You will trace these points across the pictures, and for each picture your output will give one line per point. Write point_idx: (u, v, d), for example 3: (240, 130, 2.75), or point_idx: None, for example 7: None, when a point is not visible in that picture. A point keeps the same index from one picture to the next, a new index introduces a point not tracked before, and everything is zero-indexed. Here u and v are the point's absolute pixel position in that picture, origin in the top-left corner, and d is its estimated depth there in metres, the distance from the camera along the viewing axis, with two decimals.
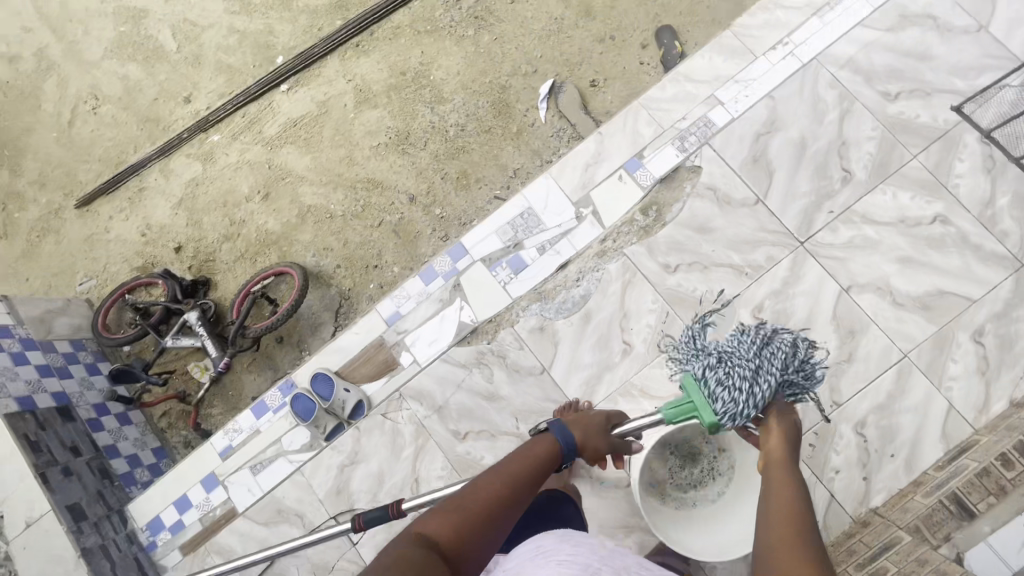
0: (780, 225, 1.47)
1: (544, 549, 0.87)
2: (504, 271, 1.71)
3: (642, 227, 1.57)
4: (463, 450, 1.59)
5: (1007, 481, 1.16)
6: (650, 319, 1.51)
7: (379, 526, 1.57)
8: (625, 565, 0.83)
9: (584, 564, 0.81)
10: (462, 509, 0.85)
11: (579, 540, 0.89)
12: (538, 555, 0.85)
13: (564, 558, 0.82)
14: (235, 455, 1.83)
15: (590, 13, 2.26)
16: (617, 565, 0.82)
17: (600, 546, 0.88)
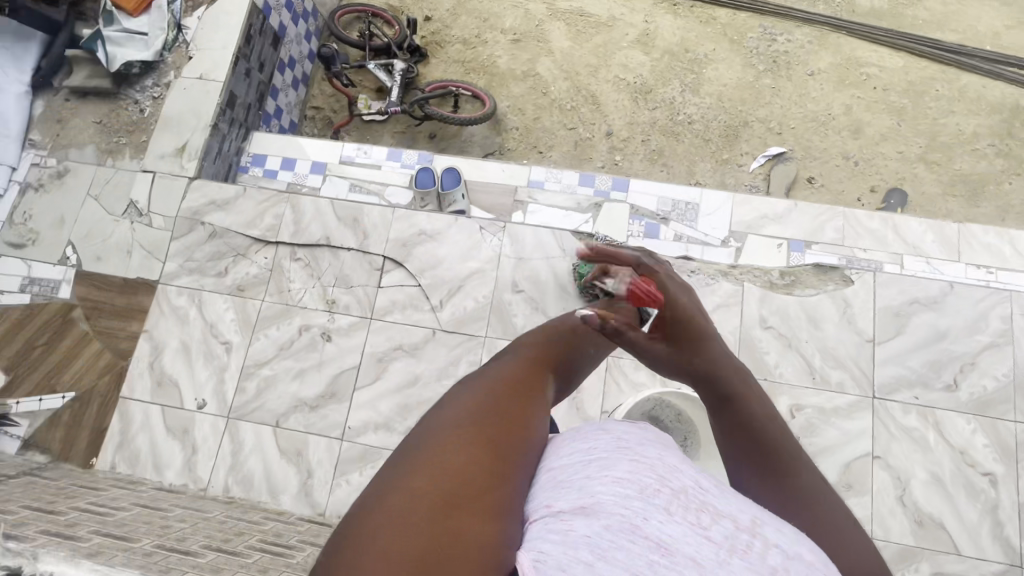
0: (871, 372, 1.55)
1: (586, 452, 0.66)
2: (637, 225, 1.90)
3: (773, 282, 1.66)
4: (507, 298, 1.67)
5: None
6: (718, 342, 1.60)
7: (404, 293, 1.72)
8: (685, 488, 0.59)
9: (636, 480, 0.59)
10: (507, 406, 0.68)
11: (626, 441, 0.66)
12: (579, 460, 0.64)
13: (611, 469, 0.61)
14: (349, 167, 2.05)
15: (856, 133, 2.36)
16: (675, 487, 0.58)
17: (658, 452, 0.64)
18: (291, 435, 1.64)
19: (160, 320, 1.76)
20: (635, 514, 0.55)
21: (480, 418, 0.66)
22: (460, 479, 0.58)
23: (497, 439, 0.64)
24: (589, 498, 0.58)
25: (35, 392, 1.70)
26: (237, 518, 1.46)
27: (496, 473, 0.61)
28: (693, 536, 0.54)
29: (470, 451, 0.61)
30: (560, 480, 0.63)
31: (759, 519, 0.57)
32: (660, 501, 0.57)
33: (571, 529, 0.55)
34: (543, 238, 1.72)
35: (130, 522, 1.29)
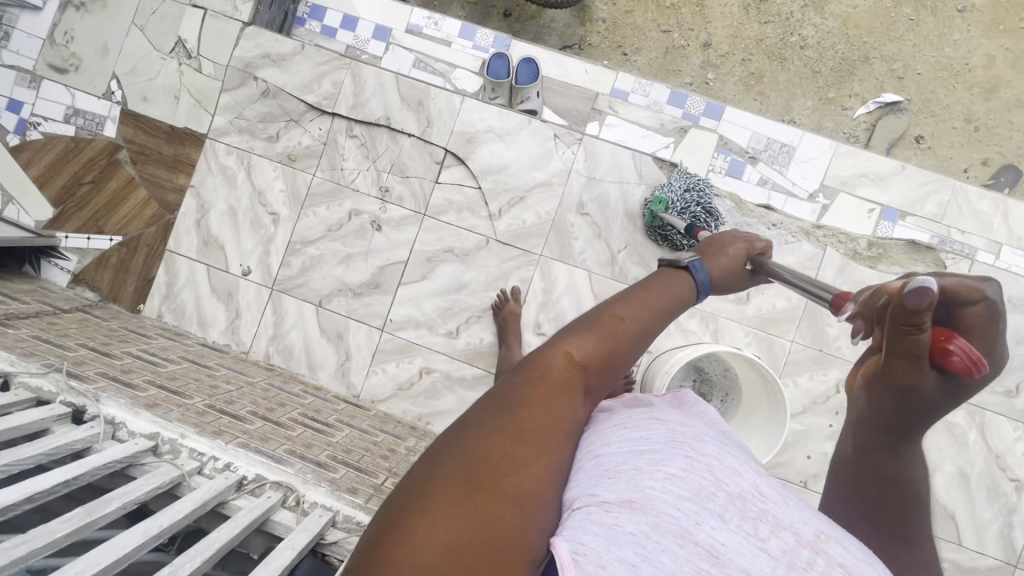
0: None
1: (633, 438, 0.57)
2: (722, 161, 1.73)
3: (858, 251, 1.53)
4: (570, 219, 1.57)
5: None
6: (782, 304, 1.52)
7: (462, 194, 1.62)
8: (743, 493, 0.52)
9: (690, 478, 0.52)
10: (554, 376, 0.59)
11: (681, 432, 0.57)
12: (624, 448, 0.56)
13: (661, 462, 0.53)
14: (416, 38, 1.82)
15: (989, 93, 2.05)
16: (732, 492, 0.52)
17: (715, 448, 0.55)
18: (333, 317, 1.65)
19: (208, 178, 1.70)
20: (688, 517, 0.49)
21: (525, 388, 0.58)
22: (491, 459, 0.52)
23: (540, 417, 0.56)
24: (636, 493, 0.50)
25: (85, 230, 1.71)
26: (278, 387, 1.52)
27: (534, 454, 0.53)
28: (749, 549, 0.48)
29: (505, 430, 0.54)
30: (600, 467, 0.55)
31: (821, 536, 0.52)
32: (716, 506, 0.50)
33: (615, 524, 0.48)
34: (620, 160, 1.57)
35: (181, 376, 1.34)
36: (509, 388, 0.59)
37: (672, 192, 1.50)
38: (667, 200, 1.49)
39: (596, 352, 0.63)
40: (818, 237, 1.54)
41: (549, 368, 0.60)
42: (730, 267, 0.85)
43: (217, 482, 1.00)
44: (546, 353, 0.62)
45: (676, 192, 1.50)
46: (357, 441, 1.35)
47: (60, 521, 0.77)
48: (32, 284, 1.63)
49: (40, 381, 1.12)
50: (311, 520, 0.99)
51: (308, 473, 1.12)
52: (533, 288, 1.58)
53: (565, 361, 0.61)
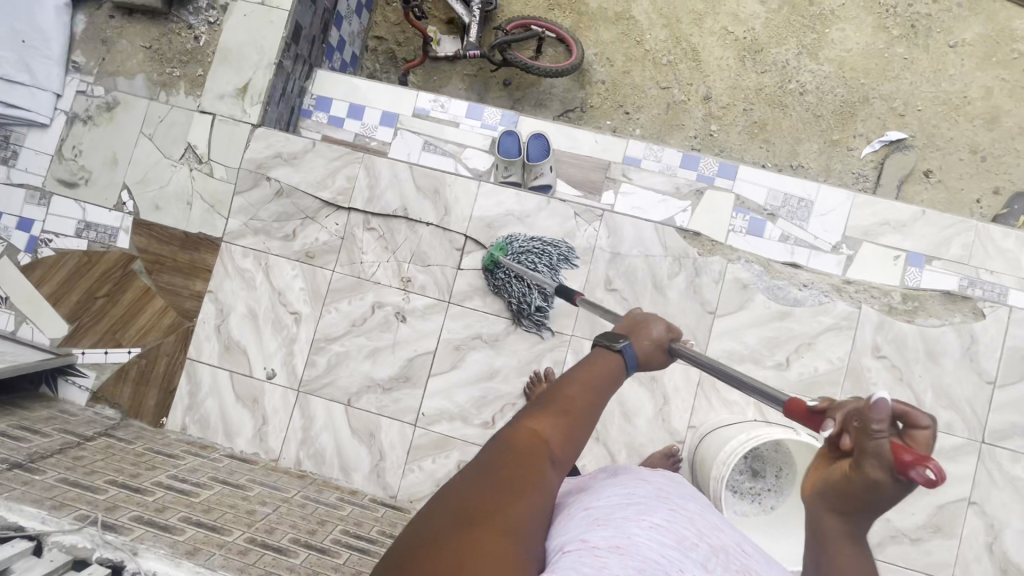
0: (984, 415, 1.46)
1: (625, 497, 0.68)
2: (741, 220, 1.72)
3: (893, 305, 1.52)
4: (599, 297, 1.55)
5: None
6: (823, 366, 1.49)
7: (486, 278, 1.60)
8: (723, 547, 0.62)
9: (675, 530, 0.60)
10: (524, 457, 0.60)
11: (666, 493, 0.69)
12: (615, 505, 0.66)
13: (649, 514, 0.62)
14: (423, 122, 1.83)
15: (991, 123, 2.07)
16: (714, 545, 0.61)
17: (698, 508, 0.68)
18: (363, 416, 1.60)
19: (225, 282, 1.67)
20: (672, 561, 0.55)
21: (497, 454, 0.60)
22: (472, 511, 0.53)
23: (517, 479, 0.57)
24: (625, 538, 0.57)
25: (102, 345, 1.67)
26: (315, 499, 1.46)
27: (514, 508, 0.54)
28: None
29: (484, 489, 0.55)
30: (595, 519, 0.62)
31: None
32: (699, 555, 0.58)
33: (605, 562, 0.53)
34: (643, 233, 1.56)
35: (216, 505, 1.29)
36: (482, 460, 0.60)
37: (517, 249, 1.52)
38: (507, 254, 1.52)
39: (558, 431, 0.64)
40: (850, 294, 1.53)
41: (516, 439, 0.62)
42: (652, 347, 0.80)
43: None
44: (510, 428, 0.64)
45: (517, 250, 1.52)
46: None
47: None
48: (51, 408, 1.58)
49: (74, 538, 1.07)
50: None
51: None
52: (567, 368, 1.55)
53: (529, 432, 0.63)
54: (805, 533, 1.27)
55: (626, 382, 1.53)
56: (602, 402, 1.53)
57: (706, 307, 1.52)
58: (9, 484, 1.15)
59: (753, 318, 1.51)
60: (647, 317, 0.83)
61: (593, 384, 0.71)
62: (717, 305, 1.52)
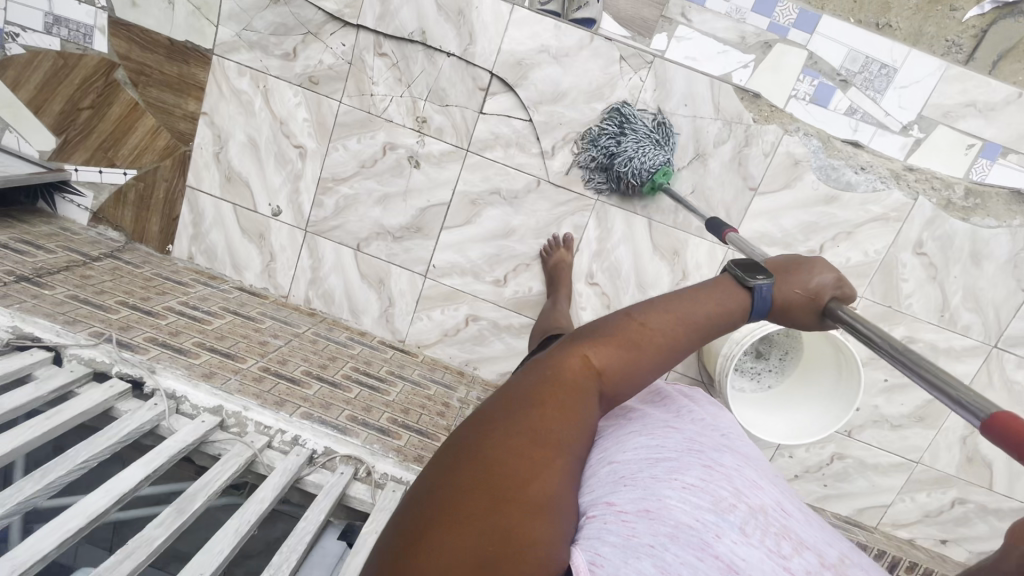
0: (1007, 321, 1.42)
1: (652, 447, 0.56)
2: (806, 83, 1.50)
3: (953, 200, 1.38)
4: None
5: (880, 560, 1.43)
6: (857, 257, 1.41)
7: (510, 127, 1.44)
8: (764, 508, 0.51)
9: (710, 490, 0.50)
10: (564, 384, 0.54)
11: (699, 445, 0.56)
12: (641, 455, 0.55)
13: (680, 472, 0.51)
14: None
15: None
16: (753, 506, 0.50)
17: (735, 464, 0.55)
18: (372, 262, 1.57)
19: (220, 103, 1.51)
20: (708, 528, 0.46)
21: (535, 384, 0.54)
22: (503, 459, 0.48)
23: (553, 417, 0.52)
24: (654, 501, 0.48)
25: (95, 163, 1.57)
26: (325, 337, 1.49)
27: (552, 454, 0.50)
28: (771, 561, 0.45)
29: (518, 427, 0.50)
30: (620, 476, 0.53)
31: (845, 558, 0.50)
32: (737, 519, 0.48)
33: (633, 531, 0.46)
34: (693, 90, 1.36)
35: (229, 334, 1.31)
36: (512, 391, 0.55)
37: None
38: None
39: (612, 362, 0.57)
40: (909, 182, 1.38)
41: (561, 372, 0.55)
42: (802, 298, 0.66)
43: (290, 461, 1.01)
44: (558, 356, 0.56)
45: None
46: (412, 397, 1.35)
47: (154, 528, 0.78)
48: (53, 224, 1.54)
49: (92, 352, 1.08)
50: (386, 496, 1.02)
51: (374, 442, 1.12)
52: (587, 235, 1.47)
53: (578, 364, 0.56)
54: (794, 416, 1.31)
55: (647, 255, 1.47)
56: (619, 272, 1.49)
57: (747, 183, 1.39)
58: (18, 296, 1.15)
59: (796, 199, 1.39)
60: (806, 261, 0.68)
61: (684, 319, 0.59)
62: (761, 182, 1.39)
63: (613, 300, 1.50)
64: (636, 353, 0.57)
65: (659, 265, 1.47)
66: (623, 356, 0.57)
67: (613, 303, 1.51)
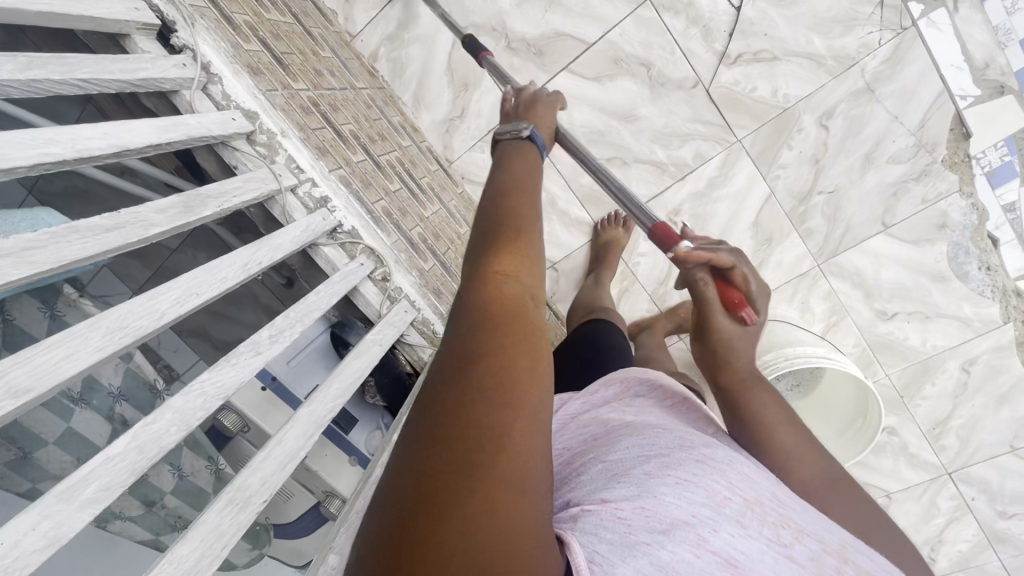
0: (976, 460, 1.46)
1: (642, 444, 0.51)
2: (993, 151, 1.18)
3: None
4: (803, 122, 1.21)
5: None
6: (915, 341, 1.36)
7: (710, 2, 1.16)
8: (759, 499, 0.45)
9: (704, 483, 0.44)
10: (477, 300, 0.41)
11: (690, 440, 0.51)
12: (636, 454, 0.49)
13: (671, 465, 0.46)
14: None
15: None
16: (747, 498, 0.45)
17: (728, 457, 0.49)
18: (469, 58, 1.29)
19: None
20: (703, 522, 0.41)
21: (455, 327, 0.39)
22: (457, 425, 0.33)
23: (496, 364, 0.36)
24: (649, 496, 0.42)
25: None
26: (380, 107, 1.24)
27: (507, 383, 0.36)
28: (771, 554, 0.41)
29: (450, 381, 0.36)
30: (612, 474, 0.47)
31: (847, 545, 0.45)
32: (733, 512, 0.43)
33: (629, 528, 0.39)
34: (918, 88, 1.14)
35: (285, 37, 1.03)
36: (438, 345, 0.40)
37: None
38: None
39: (527, 269, 0.45)
40: (1013, 305, 1.30)
41: (478, 303, 0.41)
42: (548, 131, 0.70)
43: (315, 221, 0.84)
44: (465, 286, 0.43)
45: None
46: (444, 225, 1.18)
47: (156, 211, 0.60)
48: None
49: None
50: (396, 313, 0.88)
51: (401, 250, 0.97)
52: (703, 169, 1.28)
53: (489, 282, 0.43)
54: None
55: (742, 226, 1.32)
56: (704, 224, 1.33)
57: (884, 216, 1.25)
58: None
59: (912, 257, 1.28)
60: (537, 97, 0.73)
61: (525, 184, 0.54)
62: (899, 222, 1.25)
63: None
64: (519, 243, 0.48)
65: (747, 243, 1.33)
66: (521, 252, 0.46)
67: None
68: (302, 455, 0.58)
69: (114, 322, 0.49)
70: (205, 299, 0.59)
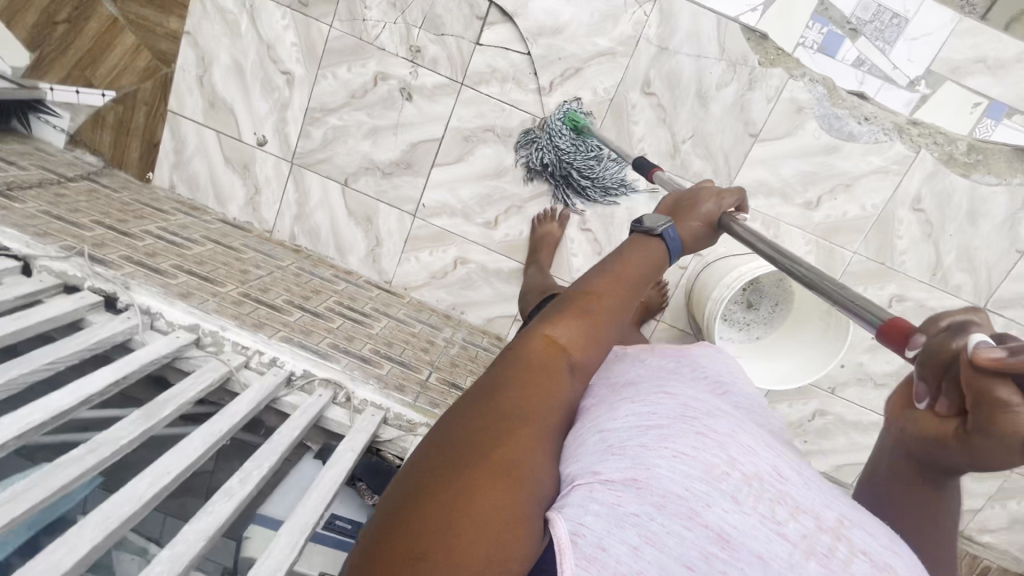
0: (993, 282, 1.41)
1: (640, 411, 0.47)
2: (812, 30, 1.32)
3: (954, 155, 1.36)
4: (632, 98, 1.37)
5: None
6: (851, 209, 1.40)
7: (507, 60, 1.38)
8: (759, 474, 0.42)
9: (700, 456, 0.42)
10: (522, 362, 0.51)
11: (694, 409, 0.47)
12: (631, 424, 0.46)
13: (671, 436, 0.43)
14: None
15: None
16: (747, 473, 0.42)
17: (732, 427, 0.45)
18: (360, 199, 1.53)
19: (205, 24, 1.44)
20: (697, 497, 0.39)
21: (503, 372, 0.50)
22: (467, 440, 0.44)
23: (503, 406, 0.46)
24: (643, 469, 0.41)
25: (71, 82, 1.50)
26: (310, 271, 1.46)
27: (512, 428, 0.45)
28: (761, 530, 0.39)
29: (479, 414, 0.46)
30: (607, 442, 0.45)
31: (846, 519, 0.42)
32: (730, 487, 0.40)
33: (619, 500, 0.40)
34: (700, 26, 1.31)
35: (209, 260, 1.28)
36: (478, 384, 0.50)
37: None
38: None
39: (574, 344, 0.54)
40: (912, 135, 1.35)
41: (525, 356, 0.51)
42: (699, 226, 0.71)
43: (269, 379, 0.99)
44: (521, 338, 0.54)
45: None
46: (396, 333, 1.33)
47: (121, 427, 0.75)
48: (27, 146, 1.48)
49: (62, 265, 1.03)
50: (364, 418, 1.00)
51: (355, 368, 1.10)
52: (582, 177, 1.44)
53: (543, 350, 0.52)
54: (784, 361, 1.32)
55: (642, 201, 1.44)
56: (611, 217, 1.46)
57: (748, 129, 1.36)
58: None
59: (796, 146, 1.37)
60: (693, 195, 0.74)
61: (606, 286, 0.60)
62: (762, 128, 1.36)
63: (605, 246, 1.48)
64: (579, 334, 0.55)
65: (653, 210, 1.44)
66: (573, 335, 0.54)
67: (604, 249, 1.49)
68: (290, 565, 0.68)
69: (98, 518, 0.62)
70: (175, 475, 0.72)
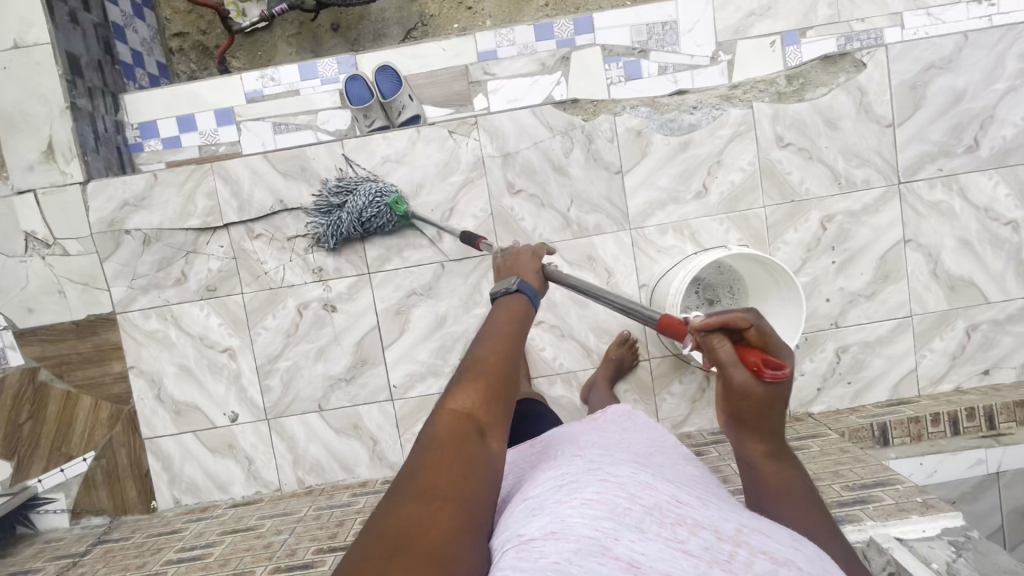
0: (890, 159, 1.50)
1: (558, 479, 0.57)
2: (614, 69, 1.55)
3: (782, 90, 1.50)
4: (507, 203, 1.50)
5: (922, 431, 1.45)
6: (736, 177, 1.50)
7: (393, 235, 1.53)
8: (659, 504, 0.53)
9: (607, 500, 0.52)
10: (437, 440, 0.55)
11: (598, 467, 0.58)
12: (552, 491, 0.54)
13: (580, 490, 0.53)
14: (260, 104, 1.62)
15: None
16: (648, 505, 0.53)
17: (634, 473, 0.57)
18: (340, 413, 1.58)
19: (142, 351, 1.58)
20: (608, 535, 0.48)
21: (419, 456, 0.53)
22: (399, 531, 0.46)
23: (427, 487, 0.50)
24: (559, 522, 0.49)
25: (55, 464, 1.57)
26: (328, 506, 1.47)
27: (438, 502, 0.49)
28: (670, 552, 0.48)
29: (405, 501, 0.49)
30: (530, 511, 0.52)
31: (743, 528, 0.54)
32: (632, 520, 0.50)
33: (539, 552, 0.46)
34: (523, 122, 1.49)
35: (233, 555, 1.29)
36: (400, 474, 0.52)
37: None
38: None
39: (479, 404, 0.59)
40: (737, 97, 1.50)
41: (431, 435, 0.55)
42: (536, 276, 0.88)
43: None
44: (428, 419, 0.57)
45: None
46: None
47: None
48: (37, 545, 1.53)
49: None
50: None
51: None
52: None
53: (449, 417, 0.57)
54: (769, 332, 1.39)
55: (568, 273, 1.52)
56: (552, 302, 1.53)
57: (611, 170, 1.49)
58: None
59: (656, 159, 1.49)
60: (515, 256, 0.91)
61: (502, 343, 0.66)
62: (621, 162, 1.49)
63: (563, 327, 1.54)
64: (487, 397, 0.60)
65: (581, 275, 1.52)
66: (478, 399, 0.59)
67: (565, 329, 1.54)
68: None
69: None
70: None
